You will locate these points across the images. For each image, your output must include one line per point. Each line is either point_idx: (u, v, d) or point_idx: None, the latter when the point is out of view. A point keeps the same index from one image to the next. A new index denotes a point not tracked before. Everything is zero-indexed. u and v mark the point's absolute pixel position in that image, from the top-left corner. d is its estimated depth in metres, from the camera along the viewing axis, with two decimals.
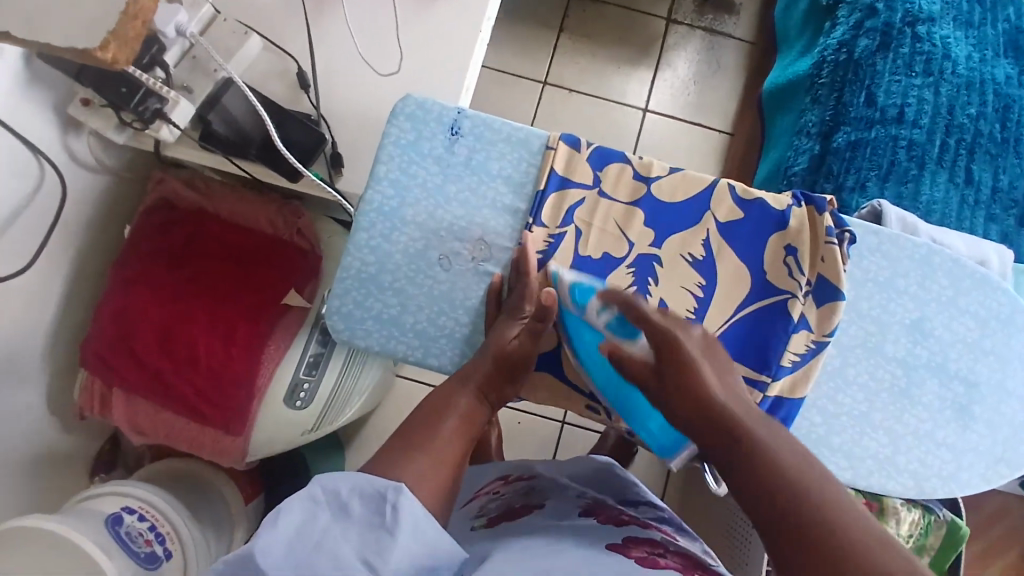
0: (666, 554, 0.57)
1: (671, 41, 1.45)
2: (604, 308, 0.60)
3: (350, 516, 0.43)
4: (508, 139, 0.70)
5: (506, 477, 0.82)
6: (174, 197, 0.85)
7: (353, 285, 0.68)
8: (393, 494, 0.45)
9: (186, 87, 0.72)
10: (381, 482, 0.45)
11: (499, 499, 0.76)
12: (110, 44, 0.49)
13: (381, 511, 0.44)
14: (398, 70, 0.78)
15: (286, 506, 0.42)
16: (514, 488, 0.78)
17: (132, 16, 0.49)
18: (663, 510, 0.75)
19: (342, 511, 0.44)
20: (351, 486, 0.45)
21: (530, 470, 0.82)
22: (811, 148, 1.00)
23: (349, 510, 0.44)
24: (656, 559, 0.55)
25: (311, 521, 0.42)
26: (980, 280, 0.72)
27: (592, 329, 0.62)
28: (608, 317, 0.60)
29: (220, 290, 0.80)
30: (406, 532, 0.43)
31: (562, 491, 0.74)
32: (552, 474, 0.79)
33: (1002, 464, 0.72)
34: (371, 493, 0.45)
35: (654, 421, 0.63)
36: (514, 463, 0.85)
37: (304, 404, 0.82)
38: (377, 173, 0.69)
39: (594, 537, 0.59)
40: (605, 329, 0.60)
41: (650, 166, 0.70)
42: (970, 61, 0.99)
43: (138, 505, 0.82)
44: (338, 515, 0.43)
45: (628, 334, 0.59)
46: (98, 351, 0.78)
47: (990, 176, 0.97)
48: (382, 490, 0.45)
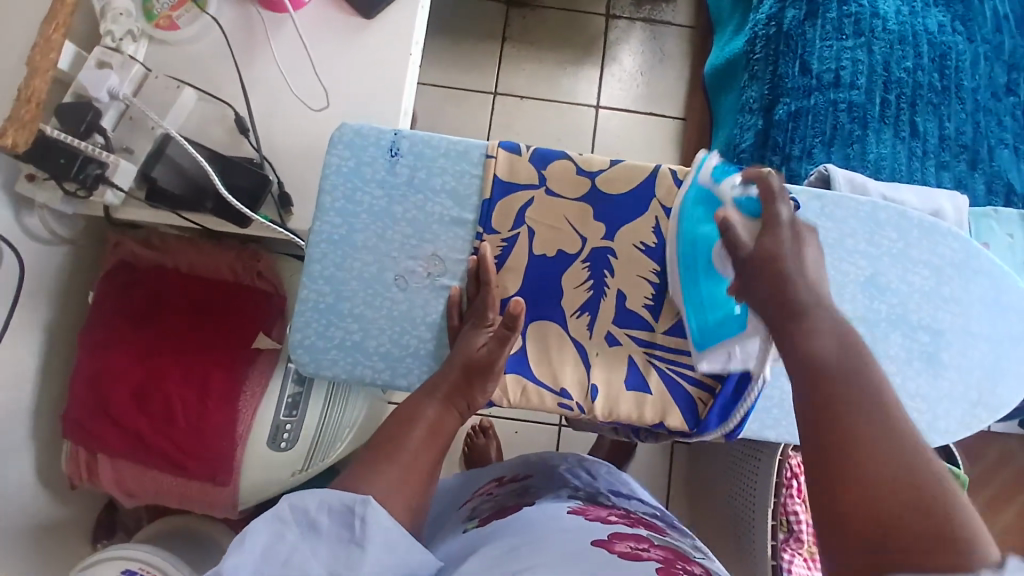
0: (649, 549, 0.58)
1: (614, 36, 1.47)
2: (743, 186, 0.64)
3: (319, 530, 0.44)
4: (448, 153, 0.71)
5: (501, 478, 0.82)
6: (134, 258, 0.85)
7: (313, 316, 0.68)
8: (360, 508, 0.45)
9: (127, 148, 0.74)
10: (348, 495, 0.46)
11: (491, 500, 0.76)
12: (8, 130, 0.55)
13: (348, 525, 0.45)
14: (329, 105, 0.79)
15: (258, 525, 0.43)
16: (507, 490, 0.78)
17: (26, 101, 0.56)
18: (653, 507, 0.77)
19: (313, 528, 0.44)
20: (319, 501, 0.45)
21: (524, 469, 0.83)
22: (755, 124, 1.01)
23: (318, 525, 0.44)
24: (638, 553, 0.56)
25: (282, 539, 0.43)
26: (928, 229, 0.73)
27: (714, 202, 0.66)
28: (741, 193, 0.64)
29: (190, 344, 0.80)
30: (373, 542, 0.44)
31: (553, 489, 0.76)
32: (545, 475, 0.80)
33: (979, 408, 0.73)
34: (339, 508, 0.45)
35: (721, 312, 0.66)
36: (510, 463, 0.85)
37: (289, 445, 0.83)
38: (323, 205, 0.69)
39: (580, 531, 0.60)
40: (733, 199, 0.64)
41: (591, 160, 0.71)
42: (899, 16, 1.01)
43: (139, 567, 0.82)
44: (307, 531, 0.44)
45: (752, 211, 0.63)
46: (75, 421, 0.78)
47: (935, 126, 0.99)
48: (350, 503, 0.45)
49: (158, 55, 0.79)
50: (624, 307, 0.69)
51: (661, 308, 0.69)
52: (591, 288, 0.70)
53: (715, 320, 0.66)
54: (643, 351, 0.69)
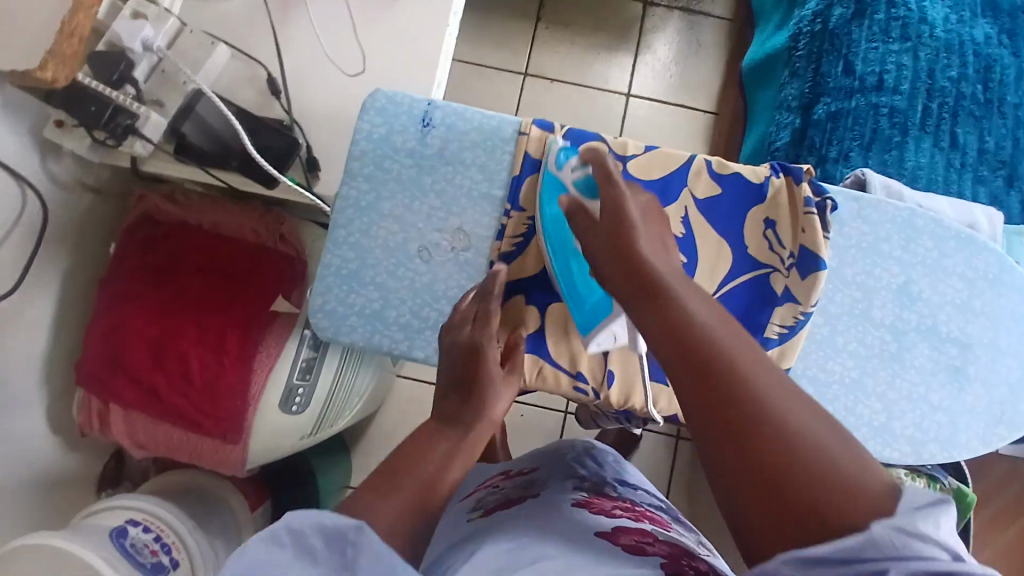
0: (654, 542, 0.56)
1: (650, 24, 1.44)
2: (580, 167, 0.61)
3: (313, 557, 0.40)
4: (480, 128, 0.70)
5: (507, 472, 0.82)
6: (156, 212, 0.86)
7: (335, 282, 0.68)
8: (355, 535, 0.40)
9: (157, 101, 0.73)
10: (344, 520, 0.40)
11: (497, 491, 0.76)
12: (49, 63, 0.55)
13: (343, 552, 0.40)
14: (364, 70, 0.78)
15: (250, 548, 0.39)
16: (513, 482, 0.78)
17: (68, 34, 0.56)
18: (659, 499, 0.77)
19: (305, 555, 0.39)
20: (314, 525, 0.40)
21: (530, 464, 0.83)
22: (792, 122, 0.99)
23: (312, 552, 0.40)
24: (643, 546, 0.55)
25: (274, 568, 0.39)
26: (966, 240, 0.71)
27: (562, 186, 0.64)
28: (579, 174, 0.61)
29: (207, 301, 0.80)
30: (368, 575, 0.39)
31: (558, 480, 0.74)
32: (551, 467, 0.80)
33: (1001, 425, 0.72)
34: (334, 533, 0.40)
35: (593, 296, 0.63)
36: (516, 460, 0.86)
37: (300, 409, 0.82)
38: (351, 171, 0.68)
39: (582, 525, 0.58)
40: (574, 185, 0.61)
41: (626, 144, 0.70)
42: (946, 23, 0.99)
43: (143, 517, 0.82)
44: (299, 559, 0.39)
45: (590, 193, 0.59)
46: (93, 371, 0.79)
47: (975, 138, 0.96)
48: (345, 528, 0.40)
49: (195, 10, 0.79)
50: None
51: None
52: None
53: (591, 304, 0.64)
54: None
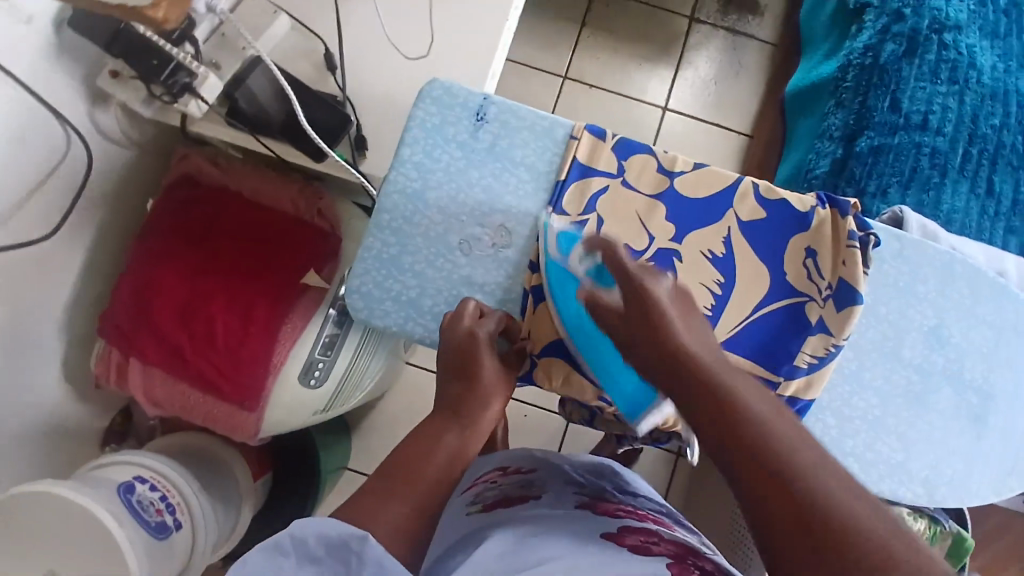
0: (659, 542, 0.57)
1: (694, 40, 1.45)
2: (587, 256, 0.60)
3: (317, 563, 0.44)
4: (533, 126, 0.70)
5: (504, 468, 0.78)
6: (197, 174, 0.86)
7: (374, 264, 0.68)
8: (356, 543, 0.44)
9: (214, 63, 0.72)
10: (347, 528, 0.44)
11: (496, 489, 0.72)
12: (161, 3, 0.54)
13: (346, 559, 0.43)
14: (427, 53, 0.78)
15: (256, 556, 0.43)
16: (510, 481, 0.74)
17: None
18: (660, 504, 0.76)
19: (310, 560, 0.44)
20: (318, 533, 0.44)
21: (528, 461, 0.80)
22: (833, 152, 0.99)
23: (315, 558, 0.44)
24: (648, 547, 0.55)
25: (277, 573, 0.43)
26: (999, 289, 0.72)
27: (573, 278, 0.63)
28: (590, 265, 0.60)
29: (238, 268, 0.81)
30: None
31: (560, 484, 0.73)
32: (550, 467, 0.77)
33: (1013, 476, 0.73)
34: (337, 541, 0.44)
35: (627, 381, 0.61)
36: (510, 454, 0.81)
37: (318, 383, 0.82)
38: (401, 155, 0.68)
39: (590, 523, 0.59)
40: (586, 277, 0.60)
41: (674, 160, 0.70)
42: (994, 71, 0.99)
43: (149, 475, 0.82)
44: (304, 563, 0.44)
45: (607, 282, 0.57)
46: (118, 323, 0.79)
47: (1010, 188, 0.97)
48: (347, 539, 0.44)
49: None
50: None
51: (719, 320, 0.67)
52: None
53: (630, 387, 0.61)
54: None
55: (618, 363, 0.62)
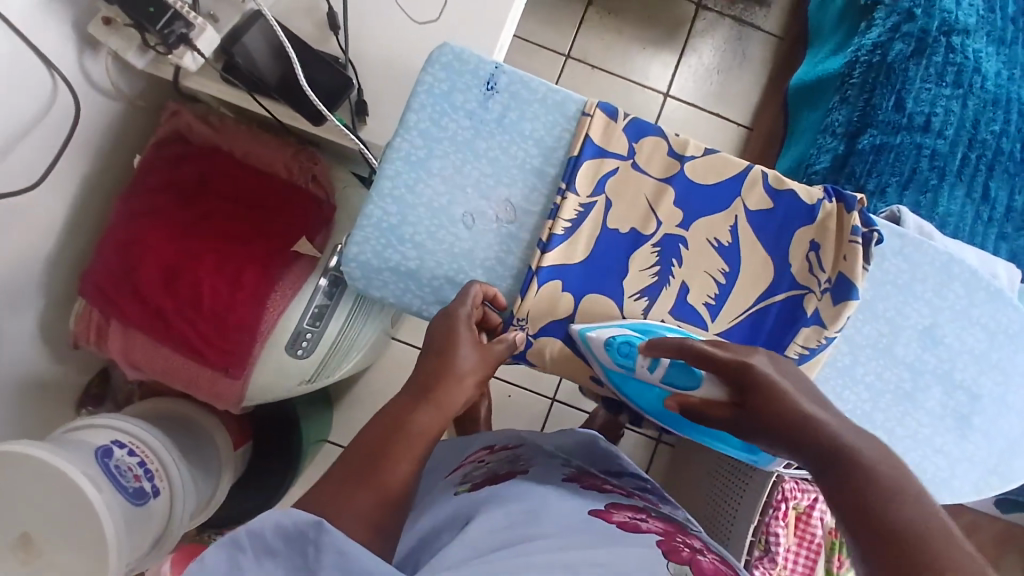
0: (648, 519, 0.58)
1: (699, 27, 1.43)
2: (656, 364, 0.60)
3: (276, 552, 0.43)
4: (543, 101, 0.68)
5: (491, 447, 0.82)
6: (187, 131, 0.83)
7: (373, 233, 0.65)
8: (314, 532, 0.42)
9: (212, 15, 0.71)
10: (300, 517, 0.42)
11: (482, 466, 0.76)
12: None
13: (304, 546, 0.42)
14: (437, 18, 0.76)
15: (212, 553, 0.43)
16: (497, 457, 0.77)
17: None
18: (646, 481, 0.75)
19: (266, 551, 0.43)
20: (273, 525, 0.42)
21: (514, 439, 0.82)
22: (835, 147, 0.99)
23: (273, 550, 0.43)
24: (637, 523, 0.56)
25: (235, 569, 0.42)
26: (994, 293, 0.72)
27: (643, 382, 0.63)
28: (661, 371, 0.60)
29: (229, 231, 0.78)
30: (327, 568, 0.42)
31: (545, 459, 0.75)
32: (535, 444, 0.80)
33: (994, 476, 0.74)
34: (293, 530, 0.42)
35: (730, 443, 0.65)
36: (497, 433, 0.85)
37: (305, 354, 0.80)
38: (406, 122, 0.66)
39: (580, 501, 0.60)
40: (663, 382, 0.60)
41: (686, 144, 0.69)
42: (998, 77, 0.99)
43: (128, 440, 0.80)
44: (262, 555, 0.43)
45: (691, 378, 0.59)
46: (99, 282, 0.76)
47: (1005, 194, 0.98)
48: (303, 528, 0.42)
49: None
50: (685, 300, 0.66)
51: (720, 309, 0.67)
52: (657, 275, 0.67)
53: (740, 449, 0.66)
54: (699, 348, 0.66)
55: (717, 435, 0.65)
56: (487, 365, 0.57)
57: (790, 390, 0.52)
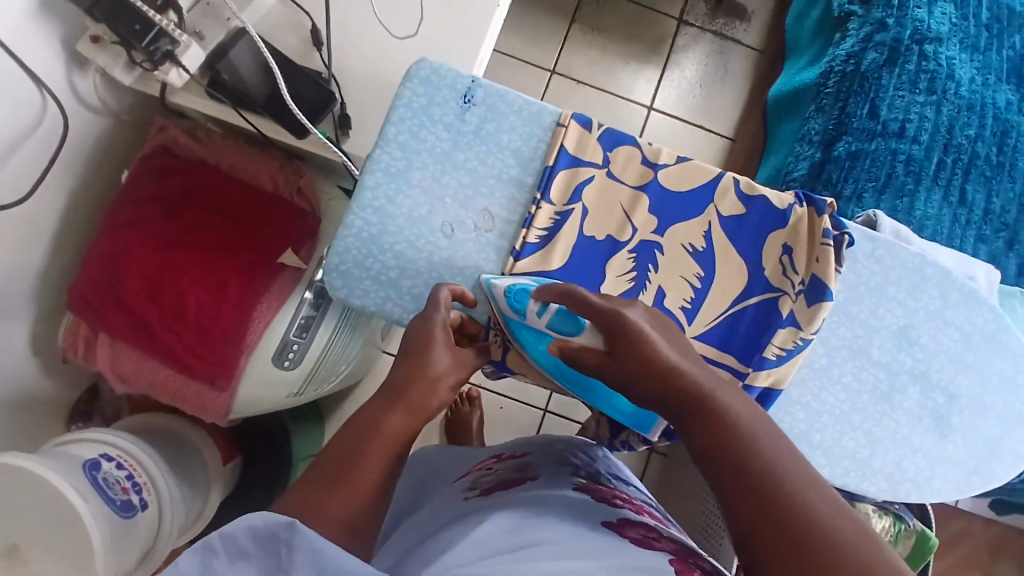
0: (660, 538, 0.58)
1: (681, 42, 1.46)
2: (544, 308, 0.58)
3: (249, 555, 0.43)
4: (520, 112, 0.70)
5: (500, 456, 0.83)
6: (175, 146, 0.85)
7: (354, 243, 0.67)
8: (286, 532, 0.42)
9: (198, 33, 0.71)
10: (273, 518, 0.43)
11: (491, 474, 0.77)
12: None
13: (277, 548, 0.43)
14: (417, 34, 0.78)
15: (185, 557, 0.43)
16: (506, 466, 0.79)
17: None
18: (647, 495, 0.79)
19: (239, 554, 0.43)
20: (246, 527, 0.43)
21: (523, 449, 0.84)
22: (812, 155, 1.01)
23: (246, 552, 0.43)
24: (650, 541, 0.56)
25: (207, 572, 0.43)
26: (968, 293, 0.73)
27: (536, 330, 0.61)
28: (548, 317, 0.58)
29: (215, 243, 0.79)
30: (301, 568, 0.42)
31: (553, 467, 0.75)
32: (544, 452, 0.81)
33: (975, 475, 0.74)
34: (267, 531, 0.43)
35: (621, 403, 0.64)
36: (507, 444, 0.87)
37: (291, 365, 0.81)
38: (386, 134, 0.68)
39: (588, 513, 0.60)
40: (548, 328, 0.58)
41: (659, 153, 0.70)
42: (972, 84, 1.01)
43: (115, 453, 0.80)
44: (235, 558, 0.43)
45: (574, 325, 0.57)
46: (85, 295, 0.78)
47: (982, 198, 1.00)
48: (276, 529, 0.42)
49: None
50: (662, 304, 0.68)
51: (697, 313, 0.68)
52: (633, 280, 0.68)
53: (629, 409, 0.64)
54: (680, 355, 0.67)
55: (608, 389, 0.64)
56: (465, 368, 0.58)
57: (661, 343, 0.49)
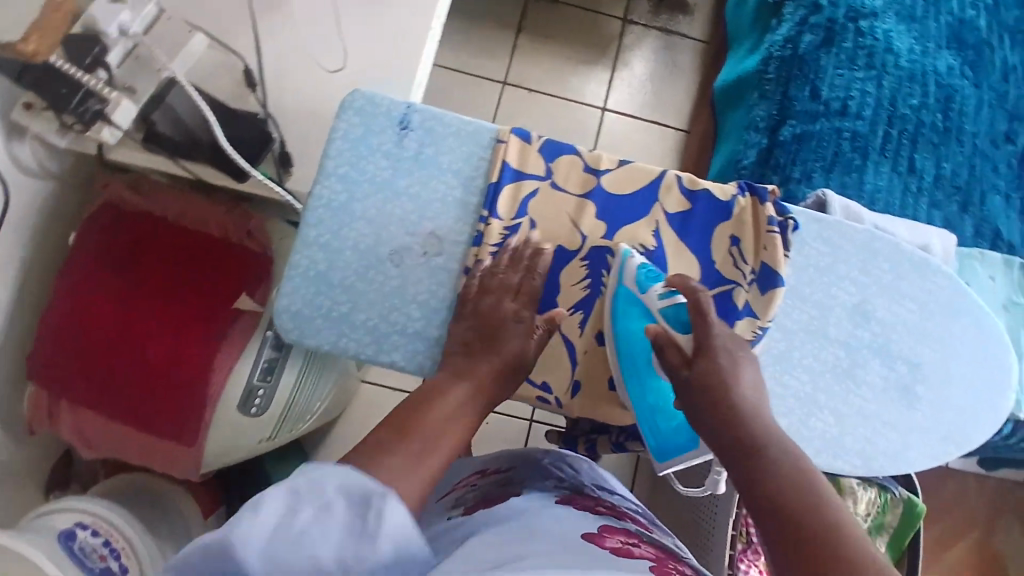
0: (640, 544, 0.59)
1: (628, 41, 1.47)
2: (667, 294, 0.63)
3: (331, 513, 0.40)
4: (458, 133, 0.70)
5: (484, 470, 0.83)
6: (120, 202, 0.83)
7: (301, 282, 0.66)
8: (379, 501, 0.40)
9: (130, 87, 0.70)
10: (371, 483, 0.41)
11: (475, 489, 0.77)
12: (31, 37, 0.58)
13: (364, 513, 0.40)
14: (345, 67, 0.78)
15: (268, 495, 0.39)
16: (490, 480, 0.79)
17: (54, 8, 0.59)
18: (634, 504, 0.79)
19: (323, 509, 0.40)
20: (337, 486, 0.41)
21: (507, 462, 0.83)
22: (759, 142, 1.01)
23: (330, 509, 0.40)
24: (630, 549, 0.56)
25: (290, 517, 0.39)
26: (919, 263, 0.74)
27: (644, 312, 0.65)
28: (666, 303, 0.63)
29: (167, 295, 0.79)
30: (388, 539, 0.40)
31: (538, 480, 0.76)
32: (528, 465, 0.81)
33: (948, 442, 0.74)
34: (357, 495, 0.41)
35: (667, 422, 0.65)
36: (492, 457, 0.86)
37: (258, 411, 0.81)
38: (325, 169, 0.68)
39: (574, 522, 0.60)
40: (660, 312, 0.63)
41: (599, 158, 0.71)
42: (911, 54, 1.03)
43: (93, 520, 0.80)
44: (318, 514, 0.39)
45: (681, 324, 0.62)
46: (47, 361, 0.77)
47: (932, 164, 1.01)
48: (370, 495, 0.40)
49: None
50: None
51: None
52: (588, 288, 0.69)
53: (667, 428, 0.65)
54: None
55: (661, 406, 0.65)
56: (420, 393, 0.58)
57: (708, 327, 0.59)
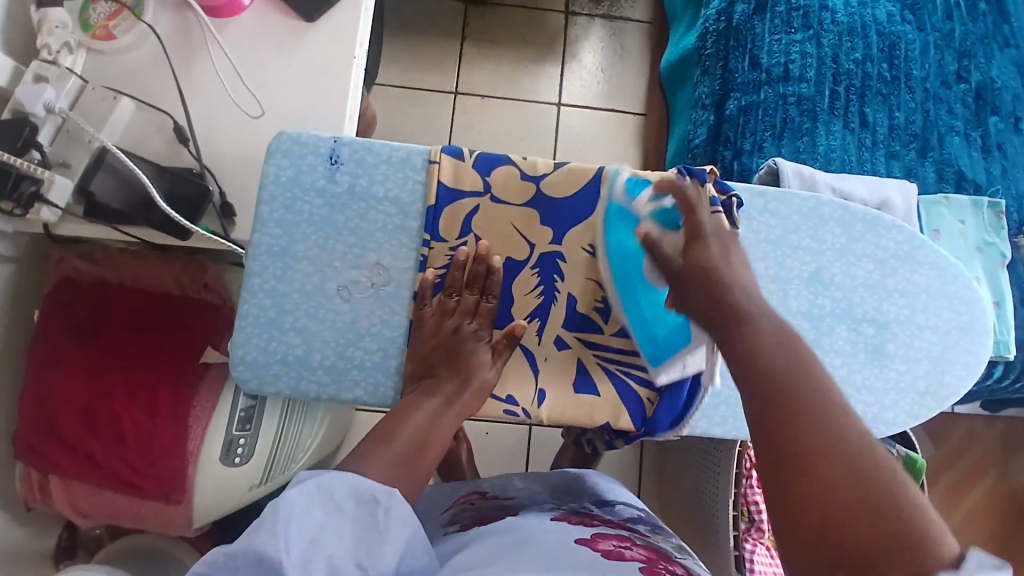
0: (632, 548, 0.59)
1: (573, 33, 1.47)
2: (654, 198, 0.68)
3: (343, 512, 0.47)
4: (389, 160, 0.70)
5: (482, 490, 0.82)
6: (76, 275, 0.83)
7: (254, 330, 0.67)
8: (386, 498, 0.48)
9: (65, 163, 0.72)
10: (378, 485, 0.49)
11: (473, 510, 0.77)
12: None
13: (373, 511, 0.48)
14: (263, 112, 0.78)
15: (290, 497, 0.46)
16: (489, 501, 0.78)
17: None
18: (637, 510, 0.79)
19: (337, 509, 0.47)
20: (347, 486, 0.48)
21: (503, 485, 0.83)
22: (707, 119, 1.02)
23: (343, 508, 0.47)
24: (621, 552, 0.57)
25: (308, 518, 0.45)
26: (872, 222, 0.74)
27: (630, 220, 0.69)
28: (654, 206, 0.68)
29: (134, 361, 0.79)
30: (395, 532, 0.47)
31: (535, 503, 0.76)
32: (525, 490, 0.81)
33: (926, 397, 0.73)
34: (366, 496, 0.48)
35: (661, 327, 0.68)
36: (487, 480, 0.85)
37: (243, 460, 0.82)
38: (261, 216, 0.68)
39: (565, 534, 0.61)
40: (650, 214, 0.68)
41: (535, 164, 0.70)
42: (848, 7, 1.02)
43: None
44: (332, 513, 0.47)
45: (671, 223, 0.68)
46: (25, 442, 0.78)
47: (884, 116, 1.00)
48: (377, 494, 0.48)
49: (97, 66, 0.78)
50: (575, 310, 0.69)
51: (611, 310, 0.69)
52: (541, 294, 0.69)
53: (661, 333, 0.68)
54: (592, 354, 0.69)
55: (659, 309, 0.68)
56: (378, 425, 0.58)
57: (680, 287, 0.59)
